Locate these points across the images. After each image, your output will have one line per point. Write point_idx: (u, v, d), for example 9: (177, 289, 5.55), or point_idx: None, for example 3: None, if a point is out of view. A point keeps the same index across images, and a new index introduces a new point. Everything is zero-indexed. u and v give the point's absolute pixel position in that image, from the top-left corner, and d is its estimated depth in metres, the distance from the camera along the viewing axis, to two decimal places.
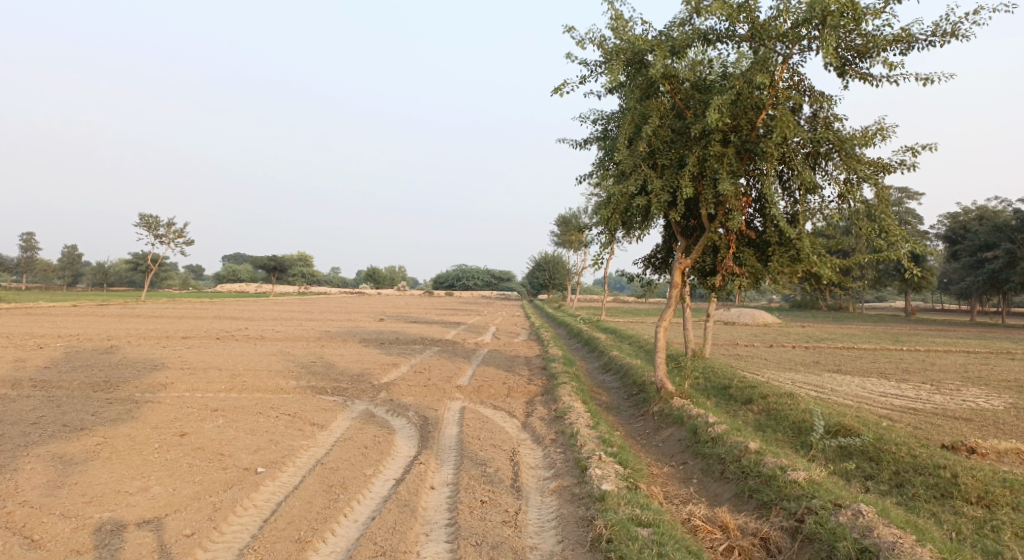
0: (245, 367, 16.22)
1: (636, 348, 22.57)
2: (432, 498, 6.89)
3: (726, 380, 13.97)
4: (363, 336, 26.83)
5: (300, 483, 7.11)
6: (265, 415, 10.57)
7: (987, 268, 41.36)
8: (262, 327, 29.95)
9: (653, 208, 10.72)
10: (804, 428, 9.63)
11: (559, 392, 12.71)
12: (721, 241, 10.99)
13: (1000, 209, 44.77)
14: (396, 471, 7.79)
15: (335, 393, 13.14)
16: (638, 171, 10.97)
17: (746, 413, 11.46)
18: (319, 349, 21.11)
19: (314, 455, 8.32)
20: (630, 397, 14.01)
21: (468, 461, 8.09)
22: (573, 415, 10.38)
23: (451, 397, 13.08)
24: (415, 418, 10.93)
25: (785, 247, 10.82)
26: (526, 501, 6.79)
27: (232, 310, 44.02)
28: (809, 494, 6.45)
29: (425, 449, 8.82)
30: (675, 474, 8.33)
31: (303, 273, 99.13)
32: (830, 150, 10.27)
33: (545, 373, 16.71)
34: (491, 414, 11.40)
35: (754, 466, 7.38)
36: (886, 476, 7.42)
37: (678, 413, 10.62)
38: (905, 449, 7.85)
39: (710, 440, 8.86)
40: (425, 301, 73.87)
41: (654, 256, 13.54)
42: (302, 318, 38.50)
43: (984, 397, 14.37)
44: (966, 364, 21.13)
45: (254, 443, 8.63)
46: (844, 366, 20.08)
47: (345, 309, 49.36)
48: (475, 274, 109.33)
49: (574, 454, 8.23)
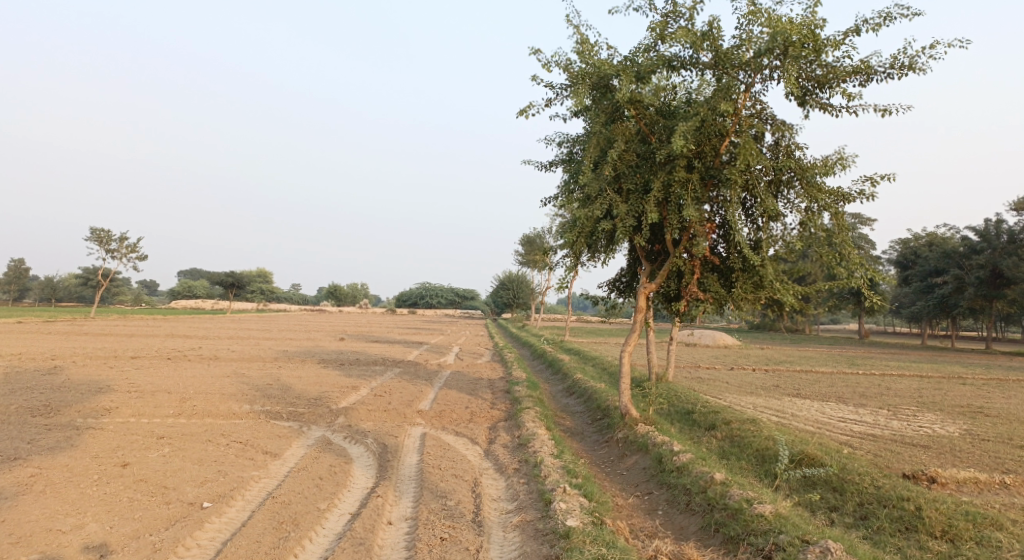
0: (197, 390, 15.54)
1: (600, 370, 22.48)
2: (389, 535, 6.56)
3: (689, 404, 13.93)
4: (323, 357, 26.15)
5: (249, 520, 6.70)
6: (215, 442, 10.04)
7: (937, 293, 42.75)
8: (217, 346, 28.95)
9: (619, 233, 10.67)
10: (767, 456, 9.61)
11: (523, 417, 12.46)
12: (686, 266, 10.99)
13: (948, 236, 46.49)
14: (352, 505, 7.43)
15: (291, 418, 12.64)
16: (604, 196, 10.94)
17: (710, 440, 11.40)
18: (276, 371, 20.44)
19: (265, 487, 7.90)
20: (594, 422, 13.85)
21: (428, 493, 7.78)
22: (537, 443, 10.14)
23: (413, 423, 12.72)
24: (374, 445, 10.55)
25: (749, 273, 10.85)
26: (488, 538, 6.52)
27: (186, 327, 42.58)
28: (776, 529, 6.35)
29: (383, 480, 8.47)
30: (640, 505, 8.16)
31: (262, 289, 96.94)
32: (792, 178, 10.38)
33: (508, 396, 16.45)
34: (453, 442, 11.08)
35: (719, 498, 7.26)
36: (851, 508, 7.39)
37: (643, 440, 10.49)
38: (869, 480, 7.85)
39: (675, 469, 8.74)
40: (388, 320, 72.85)
41: (619, 279, 13.50)
42: (259, 336, 37.41)
43: (939, 423, 14.63)
44: (920, 389, 21.59)
45: (201, 475, 8.14)
46: (804, 390, 20.32)
47: (305, 328, 48.27)
48: (439, 293, 108.52)
49: (537, 486, 7.99)
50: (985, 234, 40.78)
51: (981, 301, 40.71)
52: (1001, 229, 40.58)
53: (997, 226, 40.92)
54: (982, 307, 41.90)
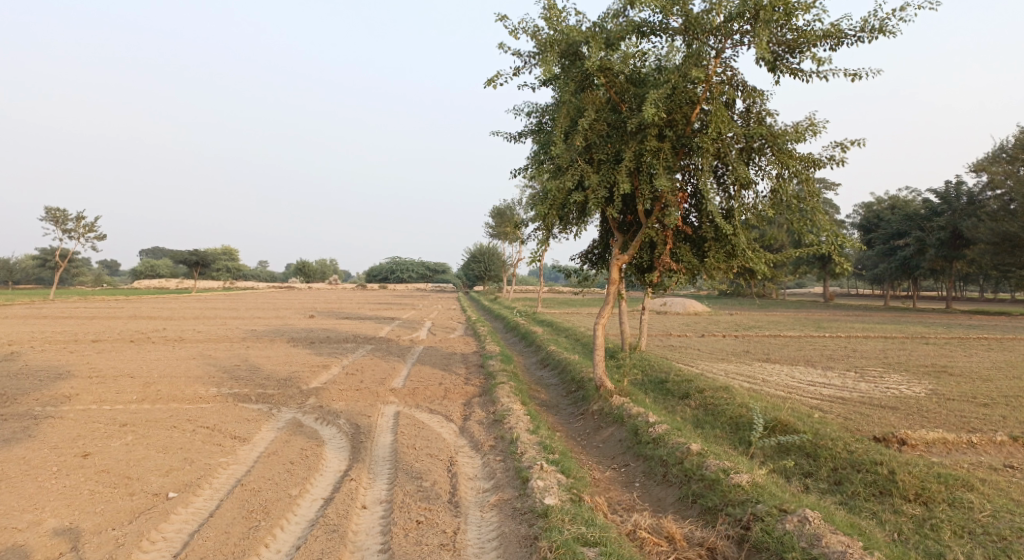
0: (162, 373, 15.08)
1: (574, 341, 22.50)
2: (364, 520, 6.39)
3: (663, 374, 13.99)
4: (292, 336, 25.70)
5: (217, 509, 6.46)
6: (181, 429, 9.72)
7: (899, 255, 43.76)
8: (182, 327, 28.23)
9: (590, 204, 10.50)
10: (741, 424, 9.67)
11: (498, 392, 12.35)
12: (658, 237, 10.88)
13: (910, 199, 47.46)
14: (324, 489, 7.24)
15: (260, 400, 12.32)
16: (575, 166, 10.72)
17: (684, 409, 11.45)
18: (244, 351, 19.98)
19: (233, 474, 7.65)
20: (569, 394, 13.84)
21: (403, 475, 7.63)
22: (512, 418, 10.04)
23: (386, 401, 12.51)
24: (347, 426, 10.34)
25: (721, 242, 10.79)
26: (465, 519, 6.40)
27: (150, 308, 41.47)
28: (754, 499, 6.34)
29: (356, 462, 8.28)
30: (618, 478, 8.14)
31: (228, 267, 94.85)
32: (763, 145, 10.29)
33: (482, 371, 16.34)
34: (427, 420, 10.92)
35: (696, 469, 7.25)
36: (825, 474, 7.45)
37: (618, 411, 10.47)
38: (842, 444, 7.91)
39: (651, 441, 8.71)
40: (359, 295, 72.07)
41: (591, 251, 13.37)
42: (226, 316, 36.64)
43: (904, 384, 14.95)
44: (884, 350, 22.11)
45: (165, 463, 7.85)
46: (773, 356, 20.63)
47: (274, 306, 47.41)
48: (410, 266, 107.70)
49: (514, 463, 7.89)
50: (945, 197, 41.74)
51: (941, 262, 41.85)
52: (961, 192, 41.55)
53: (956, 189, 41.91)
54: (942, 268, 43.09)
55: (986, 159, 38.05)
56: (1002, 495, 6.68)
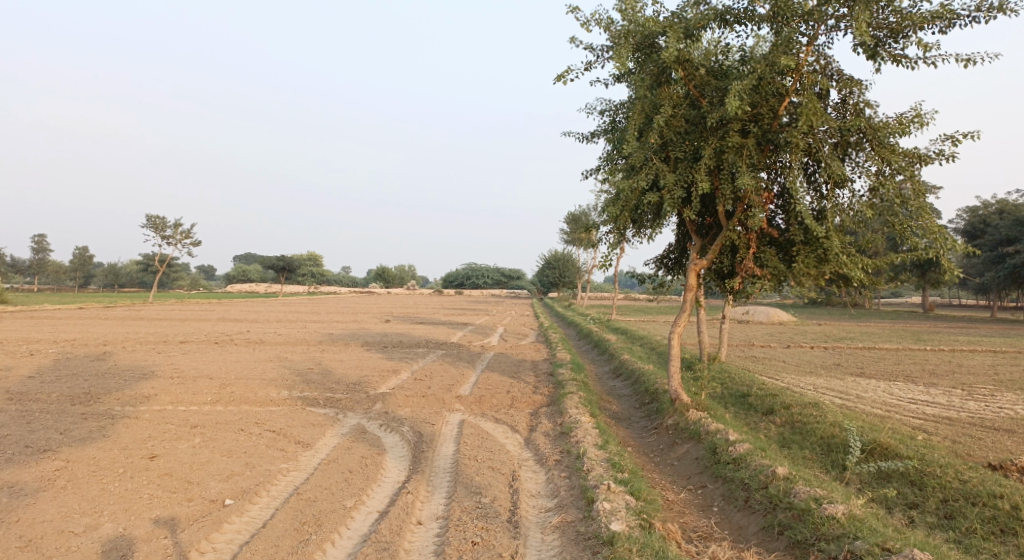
0: (238, 375, 15.50)
1: (648, 350, 21.67)
2: (418, 537, 6.07)
3: (745, 387, 13.07)
4: (366, 340, 26.12)
5: (270, 520, 6.36)
6: (247, 432, 9.79)
7: (1009, 263, 40.12)
8: (264, 330, 29.30)
9: (666, 205, 9.83)
10: (834, 446, 8.74)
11: (566, 403, 11.85)
12: (740, 240, 10.06)
13: (1022, 202, 43.48)
14: (381, 502, 6.98)
15: (327, 405, 12.34)
16: (650, 165, 10.10)
17: (768, 426, 10.57)
18: (318, 354, 20.35)
19: (292, 481, 7.57)
20: (642, 406, 13.14)
21: (462, 489, 7.30)
22: (580, 431, 9.49)
23: (451, 409, 12.27)
24: (410, 434, 10.15)
25: (811, 246, 9.81)
26: (524, 541, 5.95)
27: (239, 311, 43.55)
28: (851, 534, 5.52)
29: (415, 473, 8.04)
30: (694, 501, 7.49)
31: (312, 273, 98.86)
32: (861, 139, 9.30)
33: (551, 379, 15.88)
34: (492, 429, 10.56)
35: (783, 496, 6.50)
36: (933, 505, 6.46)
37: (694, 427, 9.74)
38: (953, 473, 6.92)
39: (731, 461, 7.98)
40: (435, 301, 73.16)
41: (666, 256, 12.66)
42: (307, 319, 37.87)
43: (1022, 403, 13.33)
44: (995, 365, 20.04)
45: (227, 468, 7.84)
46: (867, 369, 19.06)
47: (353, 310, 48.74)
48: (485, 273, 108.62)
49: (579, 481, 7.38)
50: None
51: None
52: None
53: None
54: None
55: None
56: None
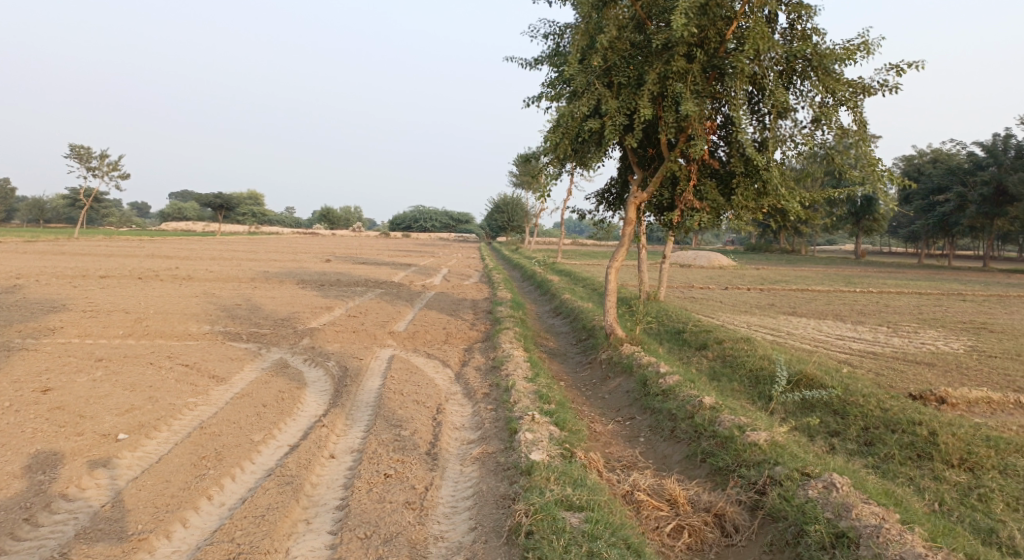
0: (158, 310, 14.63)
1: (590, 291, 21.67)
2: (327, 471, 5.70)
3: (680, 323, 13.12)
4: (303, 278, 25.22)
5: (166, 455, 5.88)
6: (157, 366, 9.14)
7: (938, 211, 42.13)
8: (194, 267, 27.91)
9: (607, 132, 9.40)
10: (762, 378, 8.77)
11: (500, 338, 11.60)
12: (681, 172, 9.78)
13: (954, 151, 45.00)
14: (293, 436, 6.58)
15: (250, 339, 11.74)
16: (592, 90, 9.61)
17: (700, 360, 10.61)
18: (249, 291, 19.50)
19: (198, 416, 7.07)
20: (578, 342, 13.05)
21: (381, 422, 6.95)
22: (511, 365, 9.23)
23: (382, 344, 11.87)
24: (334, 368, 9.72)
25: (752, 179, 9.60)
26: (440, 473, 5.65)
27: (169, 248, 41.45)
28: (772, 461, 5.33)
29: (335, 407, 7.64)
30: (621, 432, 7.37)
31: (253, 212, 95.40)
32: (806, 67, 9.01)
33: (489, 316, 15.64)
34: (422, 364, 10.24)
35: (708, 425, 6.40)
36: (854, 433, 6.48)
37: (627, 361, 9.65)
38: (875, 402, 6.96)
39: (660, 392, 7.89)
40: (379, 242, 71.65)
41: (607, 190, 12.31)
42: (242, 257, 36.37)
43: (942, 340, 13.89)
44: (918, 305, 20.93)
45: (127, 402, 7.26)
46: (800, 309, 19.60)
47: (293, 250, 47.14)
48: (433, 215, 107.11)
49: (505, 413, 7.11)
50: (994, 148, 39.80)
51: (982, 219, 40.00)
52: (1010, 143, 39.50)
53: (1007, 140, 39.78)
54: (982, 225, 41.29)
55: None
56: None
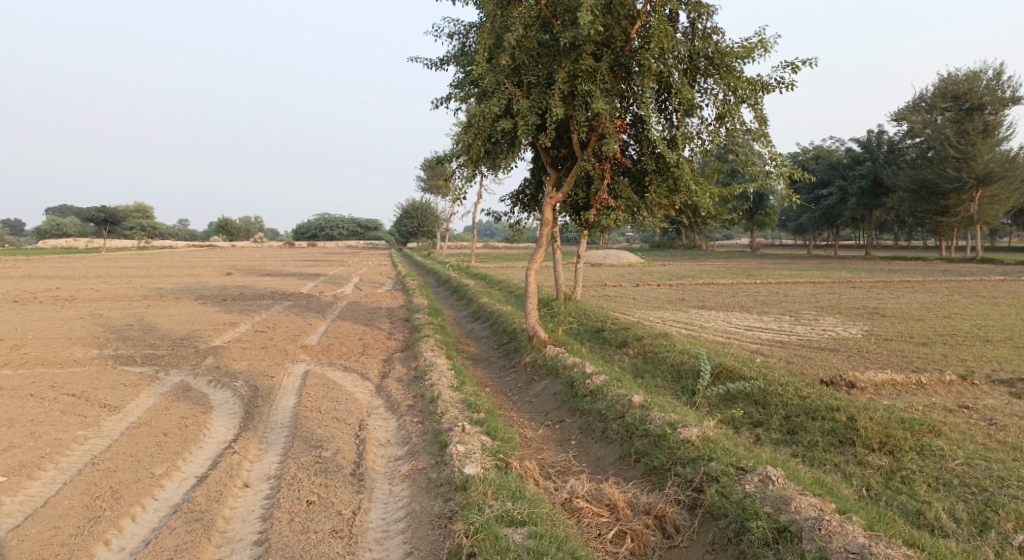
0: (36, 335, 13.18)
1: (507, 294, 21.60)
2: (241, 502, 5.20)
3: (599, 322, 13.24)
4: (203, 293, 23.65)
5: (51, 498, 5.17)
6: (37, 397, 8.15)
7: (822, 205, 45.59)
8: (77, 286, 25.54)
9: (520, 132, 9.26)
10: (683, 372, 8.95)
11: (421, 346, 11.24)
12: (595, 171, 9.78)
13: (833, 148, 48.56)
14: (200, 467, 5.98)
15: (147, 362, 10.76)
16: (502, 90, 9.45)
17: (622, 358, 10.73)
18: (142, 310, 18.02)
19: (88, 450, 6.31)
20: (500, 347, 12.89)
21: (300, 444, 6.47)
22: (434, 374, 8.90)
23: (295, 359, 11.21)
24: (243, 388, 9.04)
25: (663, 176, 9.74)
26: (368, 495, 5.29)
27: (46, 267, 37.81)
28: (706, 456, 5.33)
29: (246, 431, 7.06)
30: (552, 437, 7.25)
31: (142, 224, 89.12)
32: (708, 65, 9.24)
33: (407, 324, 15.20)
34: (339, 378, 9.73)
35: (639, 424, 6.37)
36: (777, 422, 6.68)
37: (552, 362, 9.58)
38: (793, 391, 7.20)
39: (588, 393, 7.85)
40: (284, 252, 68.76)
41: (522, 192, 12.20)
42: (132, 273, 33.79)
43: (841, 326, 14.81)
44: (814, 294, 22.37)
45: (0, 442, 6.37)
46: (709, 302, 20.41)
47: (189, 264, 44.26)
48: (341, 223, 104.19)
49: (432, 425, 6.80)
50: (868, 144, 43.35)
51: (861, 210, 43.42)
52: (881, 140, 43.08)
53: (879, 138, 43.37)
54: (862, 216, 44.79)
55: (907, 108, 40.77)
56: (968, 439, 6.01)
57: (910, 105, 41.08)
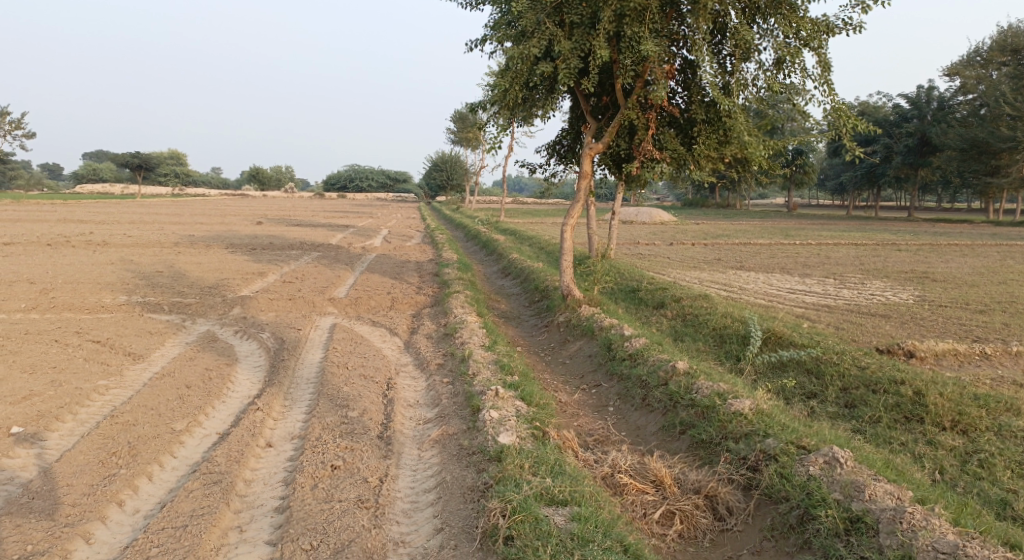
0: (66, 279, 13.16)
1: (537, 250, 21.13)
2: (264, 464, 4.95)
3: (635, 281, 12.73)
4: (232, 242, 23.59)
5: (68, 452, 4.98)
6: (62, 343, 8.03)
7: (866, 163, 43.91)
8: (110, 232, 25.72)
9: (561, 77, 8.58)
10: (727, 338, 8.45)
11: (451, 302, 10.89)
12: (639, 120, 9.07)
13: (879, 105, 46.39)
14: (222, 423, 5.75)
15: (174, 310, 10.63)
16: (542, 29, 8.73)
17: (660, 320, 10.24)
18: (171, 257, 18.02)
19: (110, 401, 6.13)
20: (532, 304, 12.49)
21: (325, 403, 6.20)
22: (465, 331, 8.53)
23: (322, 312, 10.97)
24: (269, 340, 8.84)
25: (714, 126, 8.97)
26: (396, 461, 4.99)
27: (82, 211, 38.32)
28: (761, 431, 4.84)
29: (271, 386, 6.81)
30: (588, 402, 6.87)
31: (176, 172, 90.16)
32: (770, 2, 8.20)
33: (436, 279, 14.89)
34: (367, 333, 9.45)
35: (684, 392, 5.92)
36: (833, 395, 6.16)
37: (587, 323, 9.16)
38: (851, 360, 6.67)
39: (627, 357, 7.42)
40: (314, 203, 68.91)
41: (558, 142, 11.54)
42: (163, 220, 34.02)
43: (889, 290, 14.08)
44: (857, 256, 21.49)
45: (22, 389, 6.23)
46: (746, 263, 19.70)
47: (220, 212, 44.50)
48: (370, 175, 103.99)
49: (462, 386, 6.45)
50: (917, 100, 41.26)
51: (906, 170, 41.56)
52: (931, 97, 40.83)
53: (928, 94, 41.12)
54: (906, 176, 42.87)
55: (960, 63, 38.60)
56: None
57: (965, 59, 38.83)
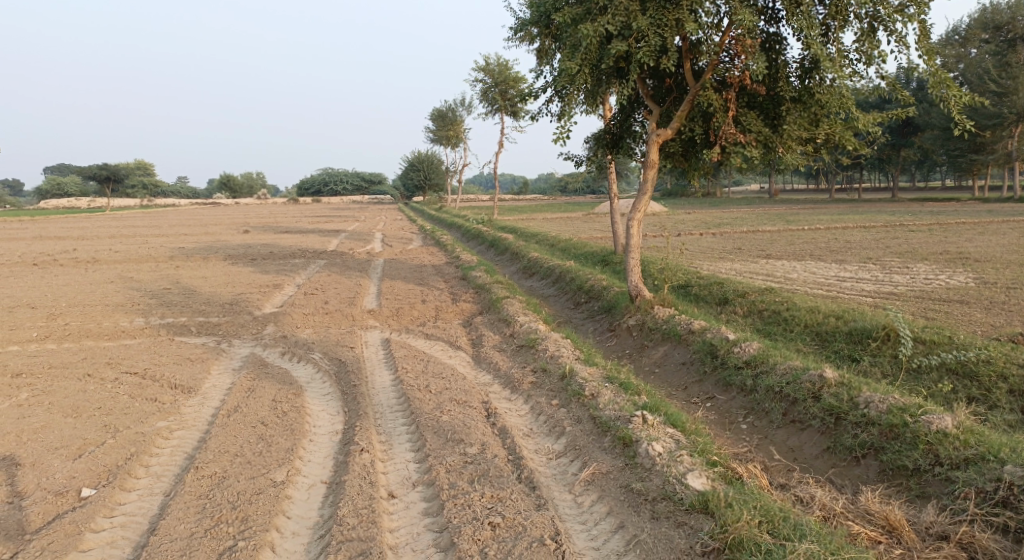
0: (68, 303, 11.97)
1: (551, 248, 20.31)
2: (401, 524, 4.11)
3: (684, 276, 12.00)
4: (227, 253, 22.35)
5: (162, 521, 4.12)
6: (98, 378, 7.02)
7: None
8: (91, 248, 24.24)
9: (640, 57, 7.80)
10: (828, 335, 7.70)
11: (505, 309, 10.06)
12: (720, 102, 8.31)
13: None
14: (324, 469, 4.87)
15: (204, 331, 9.63)
16: (615, 5, 7.92)
17: (732, 317, 9.51)
18: (172, 272, 16.81)
19: (182, 446, 5.23)
20: (580, 307, 11.69)
21: (434, 437, 5.37)
22: (548, 343, 7.73)
23: (366, 327, 10.03)
24: (324, 361, 7.92)
25: (804, 105, 8.29)
26: (559, 510, 4.19)
27: (51, 228, 36.25)
28: (991, 456, 4.15)
29: (355, 418, 5.93)
30: (714, 418, 6.09)
31: (144, 184, 87.56)
32: None
33: (466, 283, 14.03)
34: (428, 348, 8.58)
35: (849, 407, 5.18)
36: (1004, 400, 5.57)
37: (669, 326, 8.41)
38: (1003, 355, 6.05)
39: (742, 364, 6.66)
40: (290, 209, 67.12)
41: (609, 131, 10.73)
42: (144, 233, 32.44)
43: (940, 273, 13.57)
44: (876, 239, 21.13)
45: (75, 438, 5.31)
46: (770, 251, 19.15)
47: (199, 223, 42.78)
48: (345, 178, 102.15)
49: (583, 411, 5.64)
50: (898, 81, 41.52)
51: (888, 150, 41.70)
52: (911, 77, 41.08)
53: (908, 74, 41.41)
54: (888, 156, 42.98)
55: (939, 42, 38.86)
56: None
57: (944, 39, 39.07)
